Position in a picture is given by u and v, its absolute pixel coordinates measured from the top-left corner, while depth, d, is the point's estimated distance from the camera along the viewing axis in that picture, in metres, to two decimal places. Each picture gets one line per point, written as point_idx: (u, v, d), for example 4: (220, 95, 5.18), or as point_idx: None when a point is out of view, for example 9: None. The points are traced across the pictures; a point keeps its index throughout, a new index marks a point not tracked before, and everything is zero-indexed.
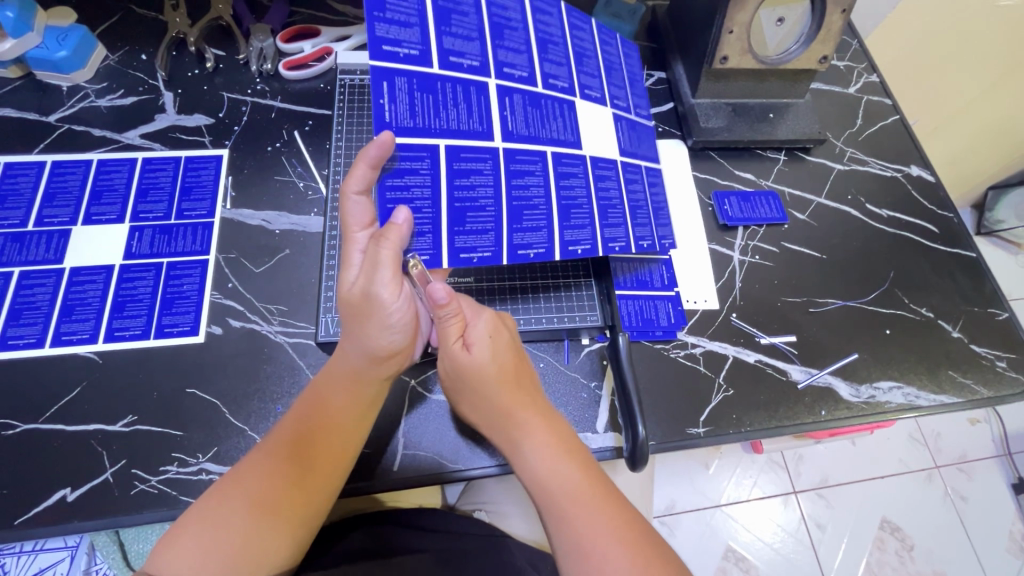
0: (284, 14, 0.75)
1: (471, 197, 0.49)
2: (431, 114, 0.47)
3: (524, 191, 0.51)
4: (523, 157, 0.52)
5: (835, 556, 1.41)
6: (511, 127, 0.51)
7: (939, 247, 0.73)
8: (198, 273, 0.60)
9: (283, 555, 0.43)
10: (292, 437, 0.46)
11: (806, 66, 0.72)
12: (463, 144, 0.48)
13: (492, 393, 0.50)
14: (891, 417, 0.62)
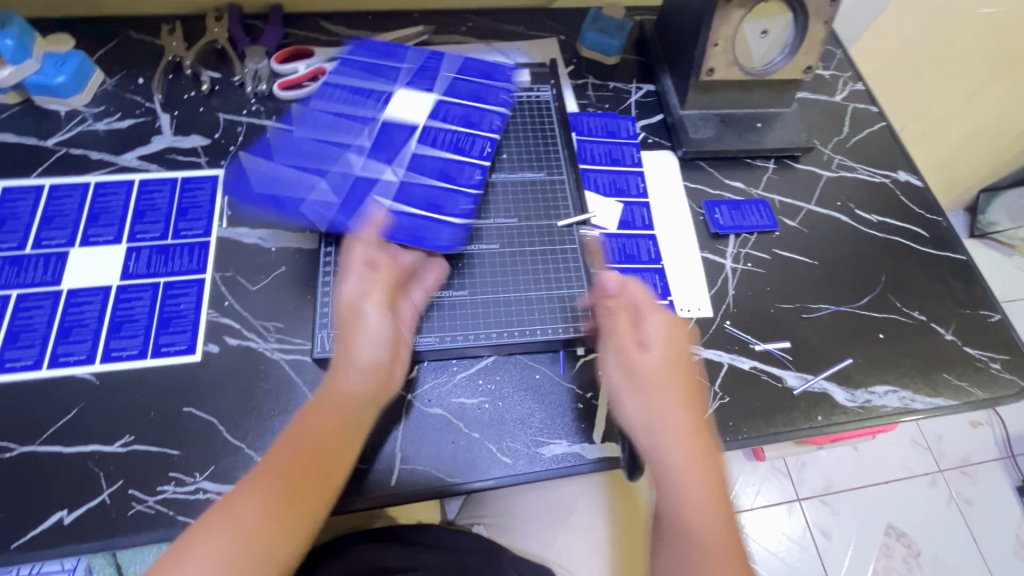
0: (278, 36, 0.78)
1: (410, 196, 0.64)
2: (348, 204, 0.62)
3: (387, 146, 0.67)
4: (420, 152, 0.67)
5: (842, 564, 1.39)
6: (387, 155, 0.66)
7: (929, 251, 0.74)
8: (194, 292, 0.61)
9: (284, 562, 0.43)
10: (296, 462, 0.46)
11: (791, 75, 0.73)
12: (383, 192, 0.63)
13: (647, 397, 0.52)
14: (888, 421, 0.62)
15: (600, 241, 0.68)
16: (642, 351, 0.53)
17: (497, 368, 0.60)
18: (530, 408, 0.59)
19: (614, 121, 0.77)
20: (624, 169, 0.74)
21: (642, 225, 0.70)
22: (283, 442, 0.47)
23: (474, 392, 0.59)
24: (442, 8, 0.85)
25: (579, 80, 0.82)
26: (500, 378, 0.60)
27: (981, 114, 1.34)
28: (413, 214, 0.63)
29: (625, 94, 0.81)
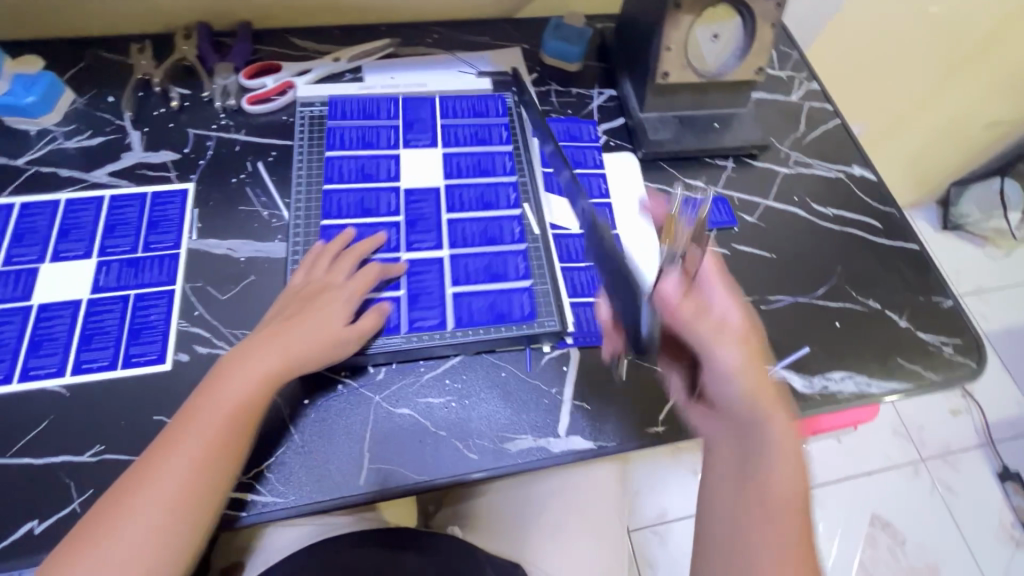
0: (246, 52, 0.80)
1: (459, 268, 0.64)
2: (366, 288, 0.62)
3: (418, 217, 0.67)
4: (457, 223, 0.67)
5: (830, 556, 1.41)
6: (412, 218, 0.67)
7: (883, 242, 0.76)
8: (164, 303, 0.62)
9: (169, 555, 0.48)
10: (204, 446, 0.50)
11: (744, 78, 0.76)
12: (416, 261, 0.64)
13: (731, 370, 0.53)
14: (845, 406, 0.64)
15: (563, 241, 0.69)
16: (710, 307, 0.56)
17: (463, 367, 0.62)
18: (496, 405, 0.60)
19: (576, 125, 0.79)
20: (585, 171, 0.76)
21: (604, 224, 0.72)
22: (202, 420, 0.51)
23: (440, 391, 0.60)
24: (408, 21, 0.87)
25: (542, 86, 0.84)
26: (466, 377, 0.61)
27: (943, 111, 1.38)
28: (487, 290, 0.64)
29: (587, 99, 0.84)
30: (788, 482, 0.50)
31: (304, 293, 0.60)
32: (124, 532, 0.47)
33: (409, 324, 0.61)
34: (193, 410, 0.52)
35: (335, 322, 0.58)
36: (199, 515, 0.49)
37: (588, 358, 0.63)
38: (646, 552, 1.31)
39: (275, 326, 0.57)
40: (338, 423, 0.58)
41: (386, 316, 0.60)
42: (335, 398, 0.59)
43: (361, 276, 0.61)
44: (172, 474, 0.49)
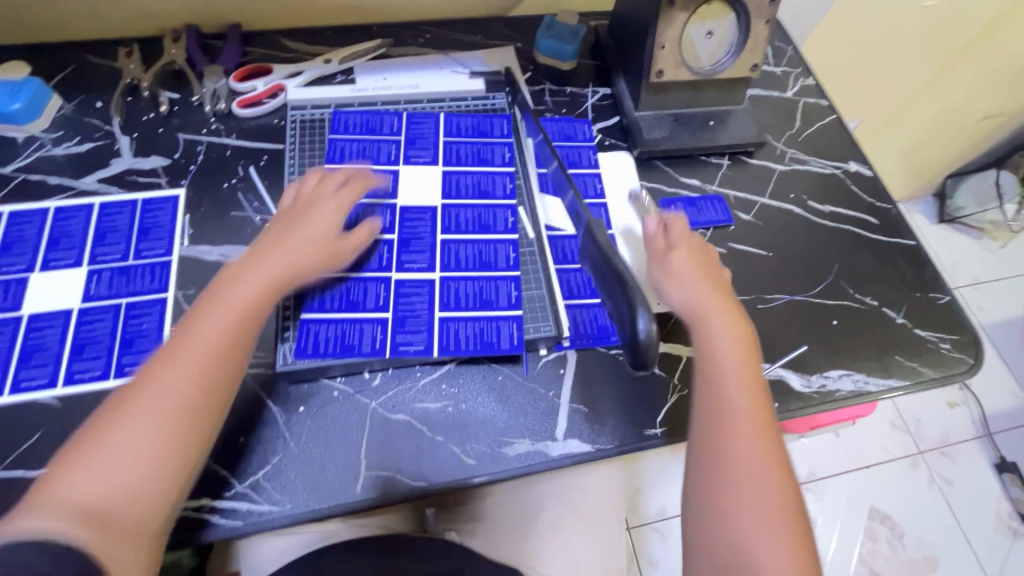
0: (236, 54, 0.79)
1: (449, 292, 0.62)
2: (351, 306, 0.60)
3: (412, 236, 0.65)
4: (451, 244, 0.64)
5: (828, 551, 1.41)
6: (405, 237, 0.64)
7: (880, 238, 0.76)
8: (157, 311, 0.61)
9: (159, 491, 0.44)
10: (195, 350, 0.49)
11: (739, 75, 0.75)
12: (407, 281, 0.62)
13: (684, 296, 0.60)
14: (843, 404, 0.64)
15: (559, 242, 0.69)
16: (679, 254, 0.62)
17: (460, 372, 0.61)
18: (492, 409, 0.59)
19: (571, 125, 0.79)
20: (579, 170, 0.75)
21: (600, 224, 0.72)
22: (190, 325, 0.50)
23: (437, 395, 0.60)
24: (400, 21, 0.86)
25: (536, 86, 0.83)
26: (462, 382, 0.60)
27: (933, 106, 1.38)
28: (476, 318, 0.61)
29: (582, 98, 0.83)
30: (744, 384, 0.54)
31: (294, 213, 0.61)
32: (125, 439, 0.44)
33: (393, 348, 0.58)
34: (190, 315, 0.51)
35: (331, 233, 0.59)
36: (198, 430, 0.47)
37: (586, 361, 0.63)
38: (646, 548, 1.31)
39: (269, 243, 0.58)
40: (334, 430, 0.57)
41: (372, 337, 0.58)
42: (330, 404, 0.58)
43: (350, 187, 0.63)
44: (175, 376, 0.47)
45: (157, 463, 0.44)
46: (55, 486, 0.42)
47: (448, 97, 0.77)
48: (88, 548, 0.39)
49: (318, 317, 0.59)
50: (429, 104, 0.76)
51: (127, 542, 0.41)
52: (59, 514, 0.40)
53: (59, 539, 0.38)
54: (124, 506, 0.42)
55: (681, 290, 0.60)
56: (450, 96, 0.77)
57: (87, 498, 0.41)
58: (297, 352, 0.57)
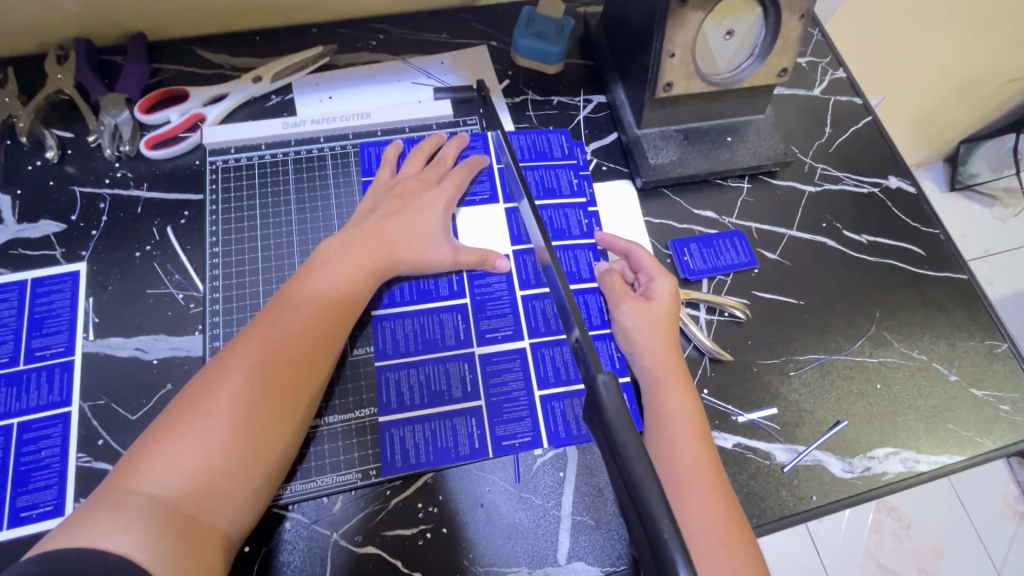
0: (142, 75, 0.63)
1: (543, 362, 0.55)
2: (436, 399, 0.52)
3: (487, 297, 0.57)
4: (534, 301, 0.57)
5: (837, 546, 1.20)
6: (479, 302, 0.56)
7: (927, 273, 0.65)
8: (59, 432, 0.49)
9: (227, 518, 0.41)
10: (291, 354, 0.46)
11: (764, 81, 0.61)
12: (493, 351, 0.55)
13: (648, 346, 0.53)
14: (891, 491, 0.55)
15: (581, 297, 0.58)
16: (653, 304, 0.55)
17: (439, 487, 0.50)
18: (480, 532, 0.49)
19: (543, 137, 0.65)
20: (560, 200, 0.63)
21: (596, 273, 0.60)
22: (297, 315, 0.48)
23: (412, 519, 0.49)
24: (347, 20, 0.70)
25: (516, 97, 0.68)
26: (443, 499, 0.50)
27: (954, 75, 1.18)
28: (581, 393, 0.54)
29: (571, 110, 0.69)
30: (698, 462, 0.48)
31: (392, 192, 0.57)
32: (211, 428, 0.41)
33: (495, 445, 0.52)
34: (292, 296, 0.49)
35: (432, 226, 0.56)
36: (272, 449, 0.44)
37: (588, 458, 0.52)
38: None
39: (367, 220, 0.54)
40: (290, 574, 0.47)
41: (468, 436, 0.52)
42: (285, 545, 0.47)
43: (452, 174, 0.59)
44: (272, 369, 0.45)
45: (236, 469, 0.42)
46: (135, 471, 0.39)
47: (409, 126, 0.64)
48: (149, 568, 0.35)
49: (401, 420, 0.52)
50: (385, 136, 0.63)
51: (192, 561, 0.38)
52: (134, 508, 0.37)
53: (126, 558, 0.35)
54: (202, 505, 0.40)
55: (652, 346, 0.53)
56: (409, 125, 0.64)
57: (165, 489, 0.39)
58: (385, 467, 0.50)
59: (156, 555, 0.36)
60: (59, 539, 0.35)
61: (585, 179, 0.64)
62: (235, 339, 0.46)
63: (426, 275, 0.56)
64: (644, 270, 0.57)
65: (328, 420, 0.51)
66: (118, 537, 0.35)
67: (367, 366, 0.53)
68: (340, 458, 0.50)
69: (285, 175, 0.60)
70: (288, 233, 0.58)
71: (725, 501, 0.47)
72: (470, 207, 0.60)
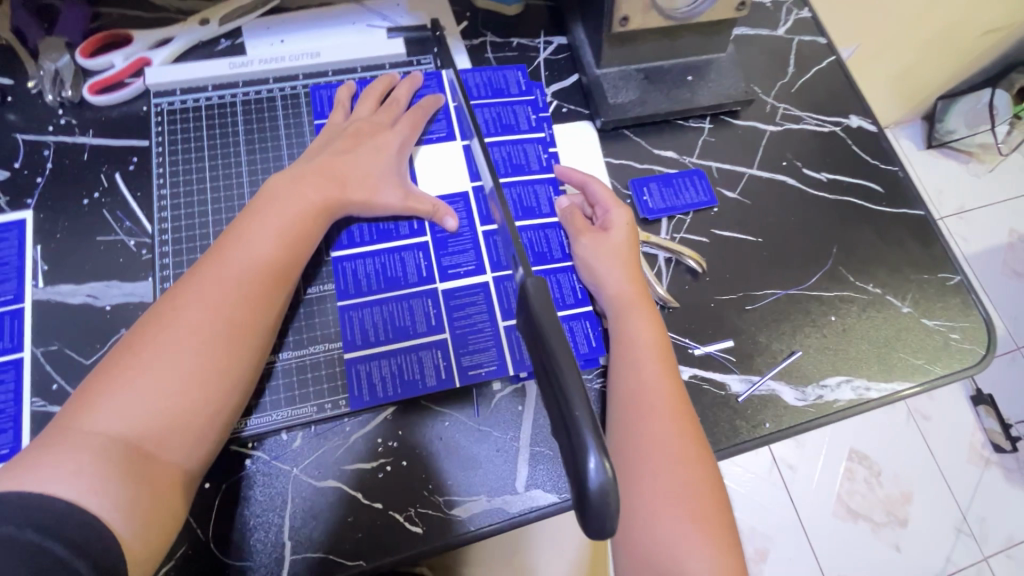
0: (82, 20, 0.61)
1: (507, 295, 0.55)
2: (401, 333, 0.53)
3: (448, 234, 0.56)
4: (494, 238, 0.57)
5: (809, 495, 1.21)
6: (440, 239, 0.56)
7: (884, 211, 0.66)
8: (11, 378, 0.49)
9: (185, 457, 0.41)
10: (244, 294, 0.45)
11: (723, 15, 0.60)
12: (456, 285, 0.55)
13: (607, 275, 0.54)
14: (841, 417, 0.57)
15: (542, 231, 0.59)
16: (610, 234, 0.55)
17: (398, 423, 0.51)
18: (439, 465, 0.50)
19: (498, 74, 0.64)
20: (519, 136, 0.62)
21: (550, 207, 0.60)
22: (249, 257, 0.47)
23: (372, 454, 0.50)
24: None
25: (475, 39, 0.67)
26: (403, 434, 0.51)
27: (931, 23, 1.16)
28: None
29: (531, 51, 0.67)
30: (659, 392, 0.48)
31: (345, 132, 0.56)
32: (163, 367, 0.41)
33: (462, 374, 0.52)
34: (241, 236, 0.48)
35: (386, 168, 0.55)
36: (229, 389, 0.43)
37: None
38: None
39: (317, 160, 0.53)
40: (251, 508, 0.47)
41: (435, 367, 0.52)
42: (246, 481, 0.48)
43: (407, 116, 0.59)
44: (225, 309, 0.44)
45: (192, 407, 0.41)
46: (85, 414, 0.38)
47: (361, 66, 0.63)
48: (100, 515, 0.35)
49: (367, 355, 0.52)
50: (337, 76, 0.62)
51: (149, 498, 0.38)
52: (86, 449, 0.37)
53: (75, 504, 0.34)
54: (160, 444, 0.39)
55: (613, 274, 0.54)
56: (362, 65, 0.63)
57: (119, 431, 0.38)
58: (353, 401, 0.50)
59: (107, 499, 0.35)
60: (7, 482, 0.35)
61: (543, 112, 0.64)
62: (184, 282, 0.45)
63: (384, 216, 0.56)
64: (600, 203, 0.57)
65: (284, 357, 0.51)
66: (68, 481, 0.35)
67: (325, 304, 0.53)
68: (296, 393, 0.50)
69: (234, 117, 0.59)
70: (238, 174, 0.57)
71: (684, 423, 0.48)
72: (430, 146, 0.60)
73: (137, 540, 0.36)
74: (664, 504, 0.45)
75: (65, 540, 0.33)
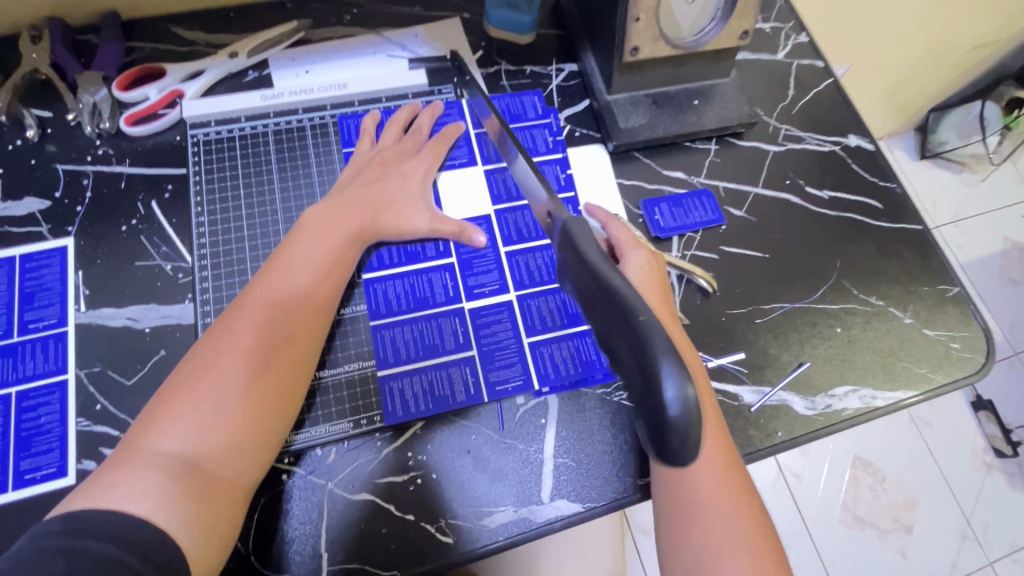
0: (118, 54, 0.63)
1: (530, 312, 0.58)
2: (431, 351, 0.55)
3: (473, 254, 0.59)
4: (519, 256, 0.60)
5: (817, 502, 1.23)
6: (464, 260, 0.59)
7: (884, 225, 0.69)
8: (56, 399, 0.51)
9: (241, 473, 0.43)
10: (289, 317, 0.48)
11: (727, 44, 0.63)
12: (482, 303, 0.57)
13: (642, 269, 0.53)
14: (850, 425, 0.59)
15: None
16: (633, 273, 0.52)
17: (428, 437, 0.53)
18: (469, 478, 0.52)
19: (516, 100, 0.68)
20: (537, 158, 0.65)
21: None
22: (292, 282, 0.49)
23: (404, 467, 0.52)
24: None
25: (490, 67, 0.70)
26: (432, 448, 0.53)
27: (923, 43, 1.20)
28: (566, 336, 0.57)
29: (544, 79, 0.70)
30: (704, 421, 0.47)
31: (372, 162, 0.59)
32: (220, 388, 0.43)
33: (490, 389, 0.55)
34: (284, 263, 0.50)
35: (413, 194, 0.58)
36: (278, 408, 0.45)
37: (569, 404, 0.56)
38: None
39: (348, 189, 0.56)
40: (289, 520, 0.49)
41: (464, 383, 0.54)
42: (285, 495, 0.50)
43: (431, 144, 0.62)
44: (274, 331, 0.47)
45: (248, 425, 0.43)
46: (150, 435, 0.40)
47: (385, 96, 0.66)
48: (167, 530, 0.37)
49: (399, 372, 0.54)
50: (362, 106, 0.65)
51: (209, 512, 0.40)
52: (153, 468, 0.39)
53: (147, 520, 0.37)
54: (219, 461, 0.41)
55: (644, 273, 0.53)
56: (386, 94, 0.66)
57: (181, 450, 0.40)
58: (387, 416, 0.53)
59: (175, 514, 0.38)
60: (83, 500, 0.37)
61: (559, 136, 0.67)
62: (231, 308, 0.48)
63: (411, 239, 0.58)
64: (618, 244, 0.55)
65: (320, 376, 0.53)
66: (139, 496, 0.37)
67: (357, 325, 0.55)
68: (331, 411, 0.53)
69: (266, 146, 0.61)
70: (271, 200, 0.59)
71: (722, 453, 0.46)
72: (452, 171, 0.62)
73: (201, 553, 0.38)
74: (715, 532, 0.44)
75: (138, 554, 0.35)
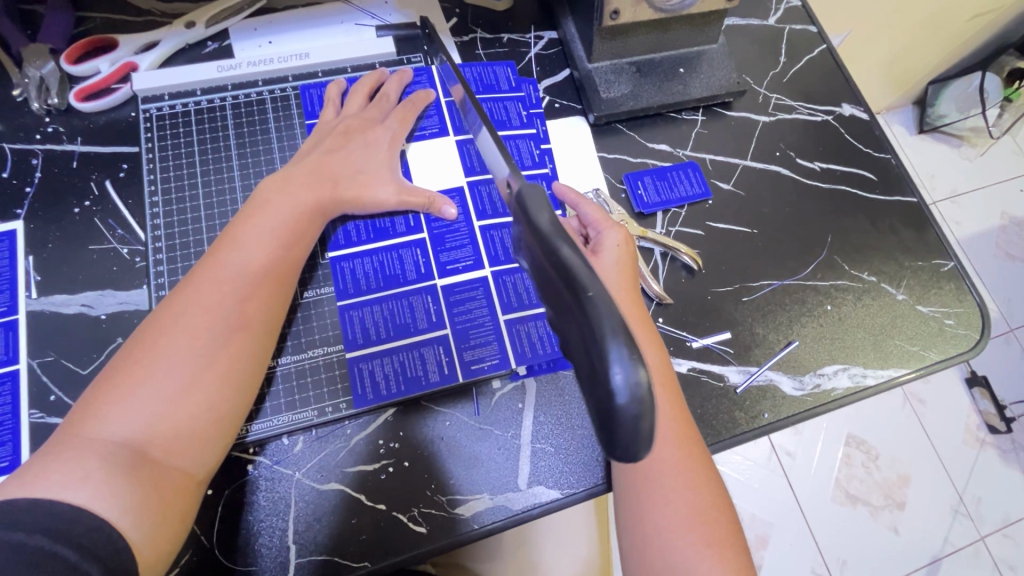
0: (66, 24, 0.60)
1: (506, 290, 0.55)
2: (402, 330, 0.53)
3: (446, 230, 0.56)
4: (494, 233, 0.57)
5: (810, 481, 1.22)
6: (437, 237, 0.56)
7: (877, 197, 0.66)
8: (7, 391, 0.49)
9: (192, 458, 0.40)
10: (241, 295, 0.45)
11: (714, 7, 0.59)
12: (455, 280, 0.55)
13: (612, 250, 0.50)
14: (840, 405, 0.57)
15: None
16: (602, 258, 0.49)
17: (399, 424, 0.51)
18: (441, 464, 0.50)
19: (489, 69, 0.64)
20: (512, 130, 0.62)
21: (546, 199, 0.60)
22: (245, 258, 0.46)
23: (375, 455, 0.50)
24: None
25: (465, 35, 0.66)
26: (404, 435, 0.51)
27: (925, 18, 1.15)
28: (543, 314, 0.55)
29: (522, 47, 0.67)
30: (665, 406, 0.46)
31: (335, 130, 0.56)
32: (165, 370, 0.40)
33: (464, 368, 0.52)
34: (235, 238, 0.47)
35: (378, 163, 0.55)
36: (233, 390, 0.43)
37: (545, 385, 0.53)
38: None
39: (307, 160, 0.53)
40: (255, 511, 0.47)
41: (437, 363, 0.52)
42: (250, 486, 0.48)
43: (398, 110, 0.58)
44: (224, 310, 0.44)
45: (197, 409, 0.41)
46: (90, 421, 0.38)
47: (351, 66, 0.62)
48: (111, 520, 0.35)
49: (369, 354, 0.52)
50: (326, 77, 0.61)
51: (159, 499, 0.38)
52: (96, 456, 0.37)
53: (84, 508, 0.35)
54: (169, 446, 0.39)
55: (615, 257, 0.50)
56: (352, 65, 0.62)
57: (126, 436, 0.38)
58: (357, 400, 0.50)
59: (118, 502, 0.36)
60: (17, 487, 0.35)
61: (535, 106, 0.64)
62: (181, 287, 0.45)
63: (379, 213, 0.56)
64: (592, 224, 0.52)
65: (284, 361, 0.51)
66: (79, 486, 0.35)
67: (323, 306, 0.53)
68: (297, 397, 0.50)
69: (224, 120, 0.58)
70: (230, 177, 0.56)
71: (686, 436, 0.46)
72: (421, 143, 0.59)
73: (148, 542, 0.36)
74: (675, 511, 0.43)
75: (76, 545, 0.33)
